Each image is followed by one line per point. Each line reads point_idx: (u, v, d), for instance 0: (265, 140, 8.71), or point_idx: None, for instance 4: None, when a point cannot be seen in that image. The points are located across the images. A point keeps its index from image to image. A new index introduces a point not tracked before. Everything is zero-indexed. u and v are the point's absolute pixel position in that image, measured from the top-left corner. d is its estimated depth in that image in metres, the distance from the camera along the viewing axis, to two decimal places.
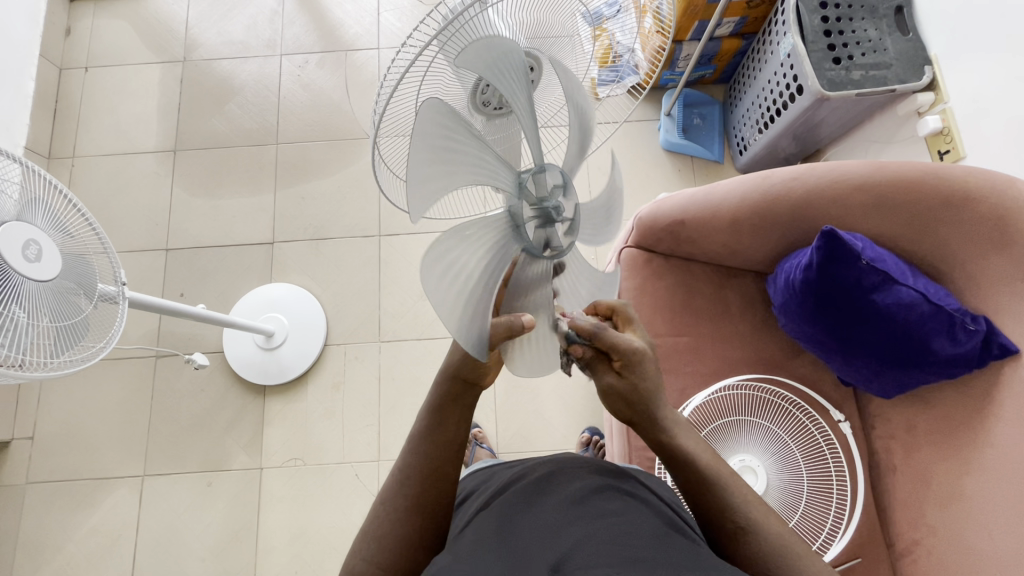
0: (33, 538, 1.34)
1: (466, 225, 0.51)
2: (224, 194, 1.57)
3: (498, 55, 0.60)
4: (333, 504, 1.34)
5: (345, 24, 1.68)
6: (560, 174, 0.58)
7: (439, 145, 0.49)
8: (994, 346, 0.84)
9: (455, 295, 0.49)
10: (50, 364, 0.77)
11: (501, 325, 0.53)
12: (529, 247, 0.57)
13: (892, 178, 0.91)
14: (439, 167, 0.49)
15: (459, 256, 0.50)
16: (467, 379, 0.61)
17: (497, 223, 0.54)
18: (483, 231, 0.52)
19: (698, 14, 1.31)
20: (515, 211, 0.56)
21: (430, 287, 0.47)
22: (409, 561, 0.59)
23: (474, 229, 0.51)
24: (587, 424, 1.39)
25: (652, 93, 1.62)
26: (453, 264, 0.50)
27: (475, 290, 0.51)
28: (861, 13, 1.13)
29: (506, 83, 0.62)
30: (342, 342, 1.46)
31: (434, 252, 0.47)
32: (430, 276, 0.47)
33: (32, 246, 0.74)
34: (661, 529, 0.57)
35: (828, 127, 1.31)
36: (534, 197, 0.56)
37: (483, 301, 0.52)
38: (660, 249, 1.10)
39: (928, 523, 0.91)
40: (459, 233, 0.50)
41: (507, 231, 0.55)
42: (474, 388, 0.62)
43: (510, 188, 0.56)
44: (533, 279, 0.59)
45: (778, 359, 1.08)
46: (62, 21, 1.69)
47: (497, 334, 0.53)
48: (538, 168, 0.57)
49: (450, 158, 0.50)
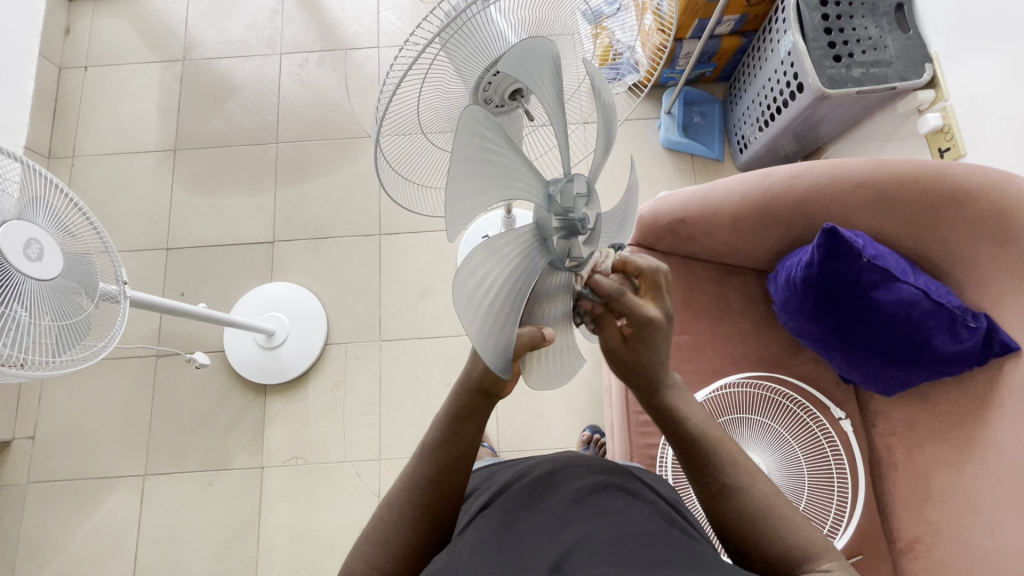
0: (34, 537, 1.34)
1: (496, 238, 0.47)
2: (224, 194, 1.57)
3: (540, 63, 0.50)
4: (334, 503, 1.34)
5: (345, 23, 1.68)
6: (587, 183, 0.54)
7: (474, 156, 0.44)
8: (995, 343, 0.84)
9: (483, 312, 0.45)
10: (51, 364, 0.77)
11: (528, 336, 0.51)
12: (553, 261, 0.54)
13: (893, 175, 0.91)
14: (474, 179, 0.45)
15: (486, 271, 0.46)
16: (483, 389, 0.59)
17: (525, 236, 0.51)
18: (508, 244, 0.49)
19: (699, 12, 1.31)
20: (542, 221, 0.53)
21: (460, 304, 0.43)
22: (411, 558, 0.59)
23: (502, 242, 0.48)
24: (588, 422, 1.39)
25: (652, 91, 1.62)
26: (482, 280, 0.46)
27: (502, 305, 0.48)
28: (862, 11, 1.13)
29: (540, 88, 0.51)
30: (342, 341, 1.46)
31: (465, 266, 0.43)
32: (461, 293, 0.43)
33: (34, 245, 0.74)
34: (662, 528, 0.57)
35: (828, 125, 1.31)
36: (561, 207, 0.53)
37: (511, 317, 0.48)
38: (661, 247, 1.10)
39: (928, 519, 0.92)
40: (489, 247, 0.46)
41: (534, 244, 0.52)
42: (493, 399, 0.61)
43: (541, 200, 0.53)
44: (552, 289, 0.56)
45: (780, 357, 1.08)
46: (61, 20, 1.69)
47: (522, 348, 0.51)
48: (566, 178, 0.53)
49: (486, 171, 0.46)
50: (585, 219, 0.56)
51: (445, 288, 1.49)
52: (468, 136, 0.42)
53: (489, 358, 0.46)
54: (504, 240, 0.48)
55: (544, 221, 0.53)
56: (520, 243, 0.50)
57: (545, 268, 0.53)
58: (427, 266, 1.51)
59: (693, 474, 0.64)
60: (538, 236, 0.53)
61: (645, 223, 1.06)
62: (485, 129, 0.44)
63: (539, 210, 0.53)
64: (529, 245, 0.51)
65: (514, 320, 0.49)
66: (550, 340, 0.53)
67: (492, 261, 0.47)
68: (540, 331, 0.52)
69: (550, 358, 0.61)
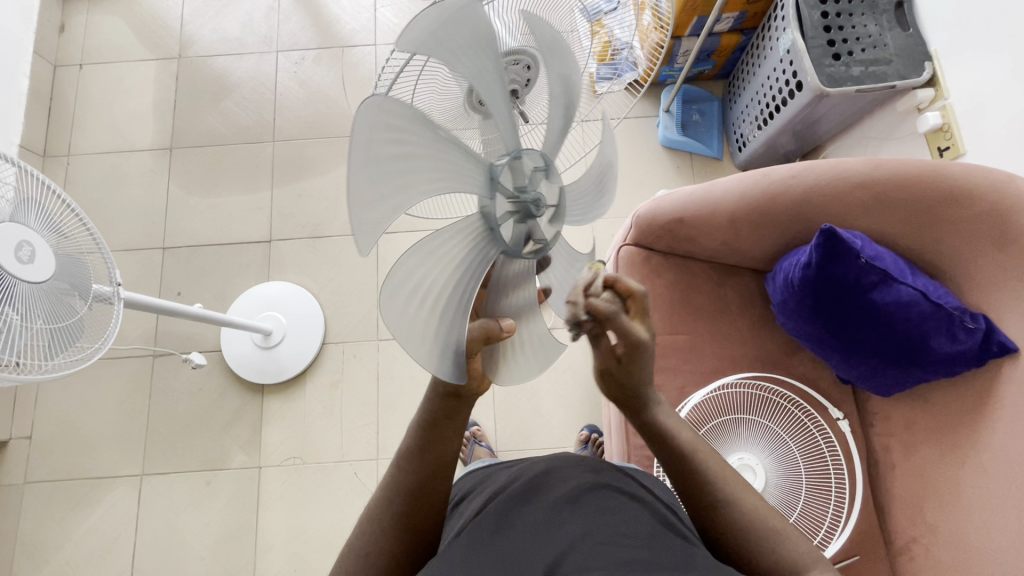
0: (32, 538, 1.34)
1: (428, 239, 0.48)
2: (221, 192, 1.56)
3: (476, 41, 0.50)
4: (332, 502, 1.34)
5: (342, 20, 1.67)
6: (538, 157, 0.55)
7: (397, 155, 0.44)
8: (994, 344, 0.83)
9: (421, 318, 0.47)
10: (44, 367, 0.76)
11: (479, 328, 0.51)
12: (507, 249, 0.54)
13: (892, 175, 0.90)
14: (401, 177, 0.45)
15: (421, 275, 0.47)
16: (452, 392, 0.56)
17: (468, 227, 0.51)
18: (444, 242, 0.49)
19: (697, 10, 1.30)
20: (487, 208, 0.52)
21: (388, 312, 0.44)
22: (406, 556, 0.60)
23: (435, 242, 0.48)
24: (586, 421, 1.39)
25: (651, 89, 1.61)
26: (418, 286, 0.47)
27: (441, 306, 0.49)
28: (862, 8, 1.12)
29: (477, 67, 0.51)
30: (340, 340, 1.45)
31: (393, 273, 0.45)
32: (390, 302, 0.45)
33: (25, 248, 0.73)
34: (657, 530, 0.57)
35: (828, 123, 1.30)
36: (511, 189, 0.53)
37: (452, 317, 0.49)
38: (658, 247, 1.09)
39: (926, 520, 0.91)
40: (420, 250, 0.47)
41: (481, 236, 0.52)
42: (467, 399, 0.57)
43: (483, 186, 0.52)
44: (510, 278, 0.56)
45: (777, 357, 1.08)
46: (56, 18, 1.68)
47: (477, 340, 0.51)
48: (512, 157, 0.53)
49: (415, 166, 0.46)
50: (540, 198, 0.55)
51: None
52: (384, 136, 0.43)
53: (430, 362, 0.47)
54: (438, 239, 0.49)
55: (492, 208, 0.52)
56: (462, 239, 0.51)
57: (497, 257, 0.54)
58: None
59: (688, 478, 0.64)
60: (485, 226, 0.52)
61: (643, 223, 1.06)
62: (404, 126, 0.45)
63: (481, 196, 0.52)
64: (476, 236, 0.52)
65: (460, 318, 0.50)
66: (509, 333, 0.53)
67: (426, 265, 0.48)
68: (499, 323, 0.53)
69: (521, 351, 0.60)
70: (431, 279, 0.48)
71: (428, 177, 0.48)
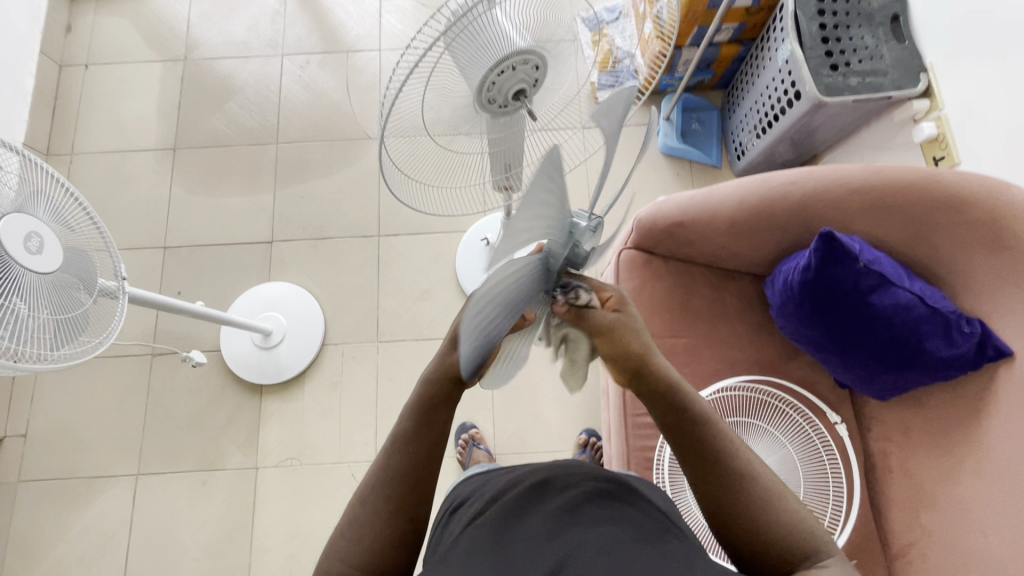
0: (24, 537, 1.33)
1: (512, 271, 0.45)
2: (224, 193, 1.57)
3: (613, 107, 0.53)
4: (328, 504, 1.33)
5: (346, 26, 1.69)
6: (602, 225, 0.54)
7: (529, 204, 0.42)
8: (989, 348, 0.85)
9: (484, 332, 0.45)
10: (48, 357, 0.76)
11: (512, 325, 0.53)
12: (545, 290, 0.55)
13: (888, 181, 0.92)
14: (529, 215, 0.42)
15: (499, 300, 0.45)
16: (456, 377, 0.60)
17: (535, 266, 0.50)
18: (522, 274, 0.47)
19: (698, 20, 1.32)
20: (553, 252, 0.52)
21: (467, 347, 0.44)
22: (415, 534, 0.60)
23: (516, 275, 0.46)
24: (584, 425, 1.40)
25: (651, 98, 1.63)
26: (496, 304, 0.44)
27: (498, 330, 0.47)
28: (858, 21, 1.15)
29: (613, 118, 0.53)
30: (340, 341, 1.45)
31: (485, 295, 0.42)
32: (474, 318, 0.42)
33: (34, 239, 0.74)
34: (657, 537, 0.56)
35: (825, 133, 1.32)
36: (572, 243, 0.52)
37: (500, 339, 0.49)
38: (659, 250, 1.11)
39: (922, 524, 0.92)
40: (508, 278, 0.44)
41: (538, 273, 0.51)
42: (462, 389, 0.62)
43: (560, 234, 0.51)
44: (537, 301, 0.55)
45: (775, 361, 1.09)
46: (63, 18, 1.69)
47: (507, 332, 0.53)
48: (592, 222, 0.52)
49: (541, 201, 0.43)
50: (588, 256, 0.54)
51: (443, 289, 1.49)
52: (535, 189, 0.41)
53: (466, 375, 0.49)
54: (519, 271, 0.46)
55: (554, 256, 0.52)
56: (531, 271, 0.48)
57: (538, 296, 0.54)
58: (425, 268, 1.51)
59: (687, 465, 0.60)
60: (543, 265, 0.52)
61: (643, 226, 1.07)
62: (549, 173, 0.43)
63: (555, 244, 0.51)
64: (534, 274, 0.50)
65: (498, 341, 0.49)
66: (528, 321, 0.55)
67: (505, 289, 0.45)
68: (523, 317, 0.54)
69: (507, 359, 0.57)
70: (503, 299, 0.45)
71: (533, 210, 0.43)
